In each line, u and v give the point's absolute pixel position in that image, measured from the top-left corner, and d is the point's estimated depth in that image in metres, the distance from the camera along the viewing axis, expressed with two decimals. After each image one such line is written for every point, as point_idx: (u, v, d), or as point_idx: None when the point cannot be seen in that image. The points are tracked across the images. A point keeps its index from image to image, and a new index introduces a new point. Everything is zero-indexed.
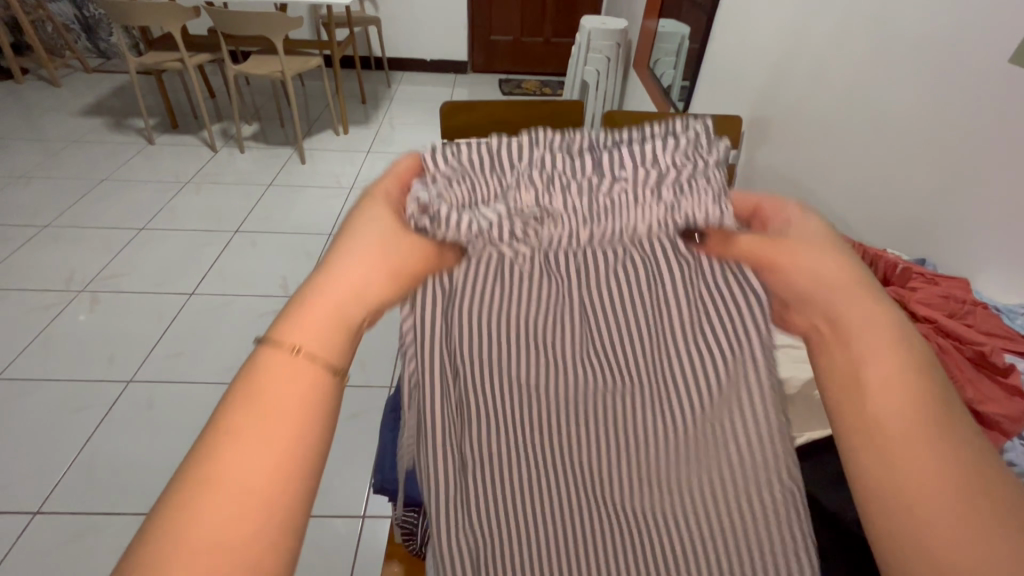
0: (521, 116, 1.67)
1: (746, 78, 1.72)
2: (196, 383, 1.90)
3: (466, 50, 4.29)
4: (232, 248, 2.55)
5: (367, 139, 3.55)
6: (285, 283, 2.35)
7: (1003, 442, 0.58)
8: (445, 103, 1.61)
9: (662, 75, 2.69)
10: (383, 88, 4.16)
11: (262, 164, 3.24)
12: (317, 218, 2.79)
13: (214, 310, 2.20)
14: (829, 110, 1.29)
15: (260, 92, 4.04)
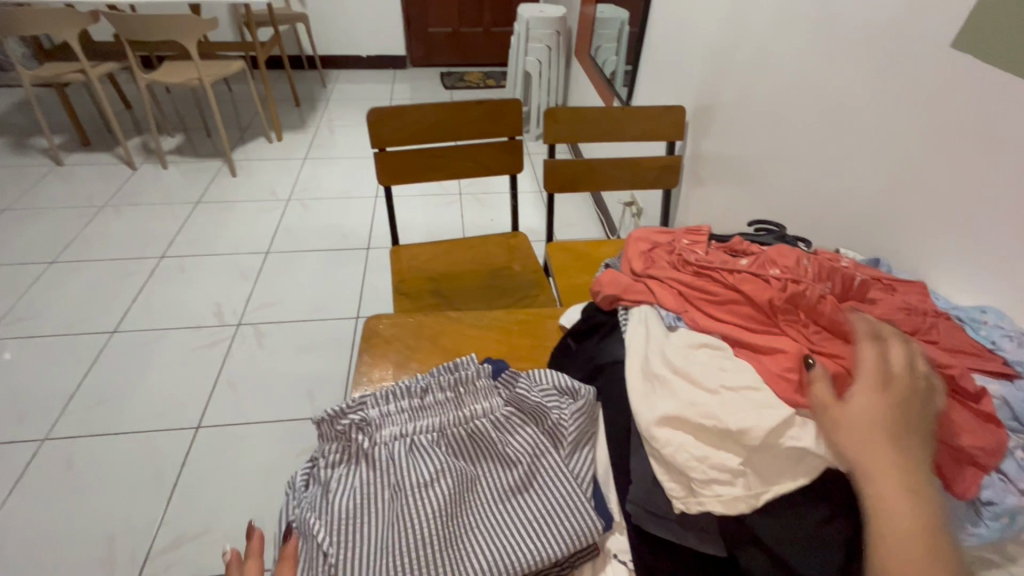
0: (456, 119, 1.56)
1: (689, 66, 1.64)
2: (122, 434, 1.72)
3: (403, 43, 4.10)
4: (158, 276, 2.34)
5: (303, 144, 3.34)
6: (220, 310, 2.17)
7: (981, 475, 0.52)
8: (372, 110, 1.48)
9: (603, 63, 2.61)
10: (318, 88, 3.94)
11: (188, 179, 3.00)
12: (253, 235, 2.59)
13: (141, 348, 2.00)
14: (774, 99, 1.22)
15: (182, 100, 3.74)
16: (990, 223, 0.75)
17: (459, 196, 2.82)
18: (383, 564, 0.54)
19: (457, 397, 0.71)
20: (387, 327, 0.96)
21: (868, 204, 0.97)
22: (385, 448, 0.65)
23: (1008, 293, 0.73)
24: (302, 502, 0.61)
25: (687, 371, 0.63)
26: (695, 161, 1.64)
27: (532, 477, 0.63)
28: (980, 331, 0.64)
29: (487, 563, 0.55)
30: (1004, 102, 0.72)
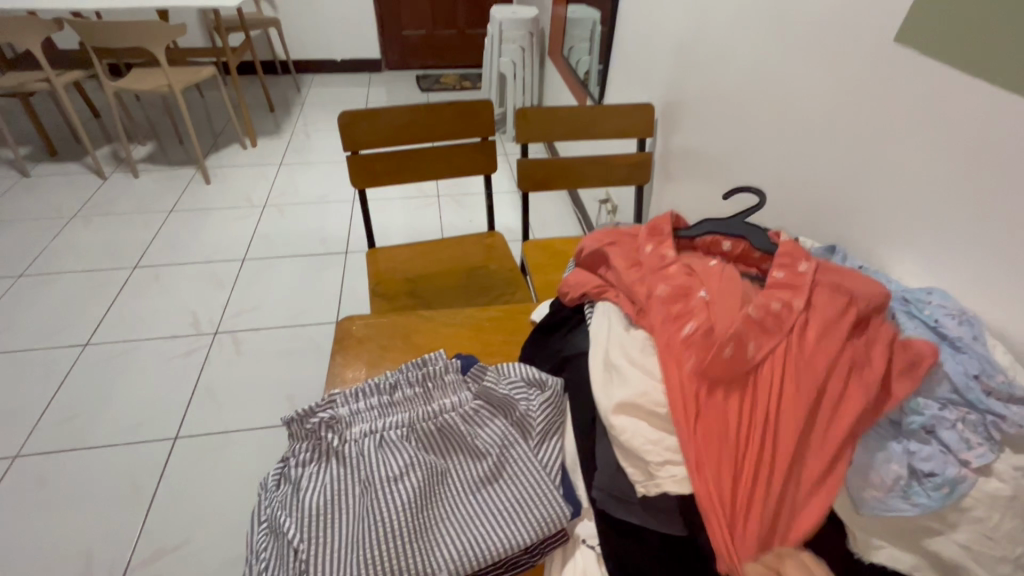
0: (429, 121, 1.57)
1: (657, 65, 1.67)
2: (98, 448, 1.69)
3: (378, 47, 4.09)
4: (132, 286, 2.30)
5: (279, 150, 3.31)
6: (197, 319, 2.14)
7: (921, 448, 0.54)
8: (343, 113, 1.49)
9: (576, 62, 2.63)
10: (292, 93, 3.91)
11: (161, 187, 2.95)
12: (228, 243, 2.56)
13: (116, 360, 1.97)
14: (736, 95, 1.25)
15: (153, 107, 3.68)
16: (934, 208, 0.78)
17: (438, 197, 2.82)
18: (351, 554, 0.55)
19: (427, 391, 0.72)
20: (360, 327, 0.97)
21: (825, 194, 1.00)
22: (355, 444, 0.65)
23: (953, 275, 0.77)
24: (273, 501, 0.62)
25: (643, 361, 0.65)
26: (665, 158, 1.68)
27: (499, 468, 0.64)
28: (924, 310, 0.66)
29: (456, 550, 0.57)
30: (944, 92, 0.75)
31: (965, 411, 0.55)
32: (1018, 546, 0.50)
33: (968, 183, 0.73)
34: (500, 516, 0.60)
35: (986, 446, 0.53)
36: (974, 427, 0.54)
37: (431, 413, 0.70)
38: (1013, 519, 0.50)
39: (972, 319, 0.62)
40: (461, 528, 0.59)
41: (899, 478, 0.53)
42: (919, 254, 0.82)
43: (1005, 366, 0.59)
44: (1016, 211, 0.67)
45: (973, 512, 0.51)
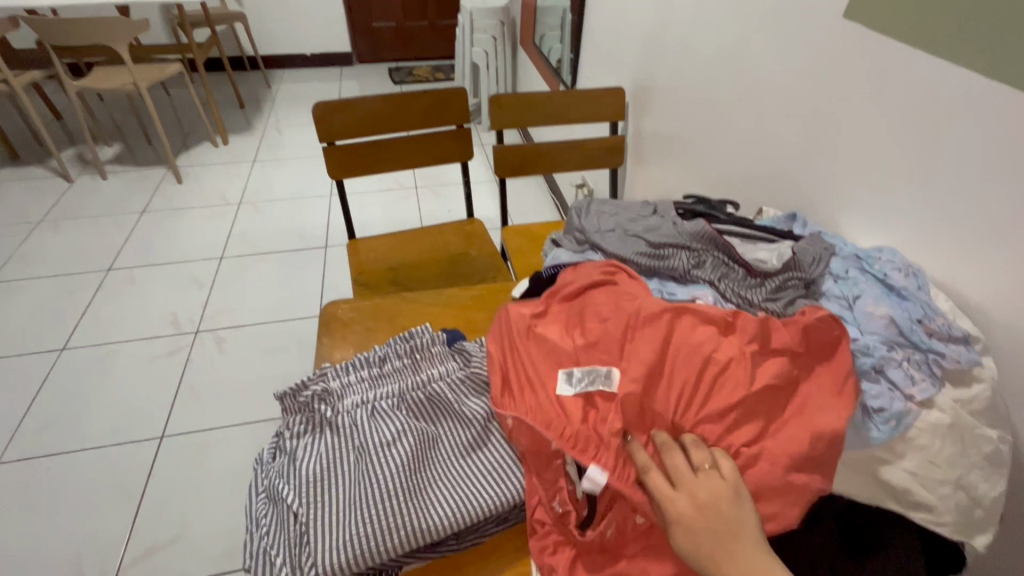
0: (403, 110, 1.58)
1: (627, 49, 1.71)
2: (82, 451, 1.67)
3: (349, 40, 4.05)
4: (107, 288, 2.26)
5: (252, 147, 3.27)
6: (176, 319, 2.12)
7: (870, 386, 0.59)
8: (318, 104, 1.49)
9: (548, 50, 2.66)
10: (263, 90, 3.85)
11: (131, 189, 2.89)
12: (205, 241, 2.53)
13: (95, 362, 1.95)
14: (702, 76, 1.30)
15: (118, 107, 3.59)
16: (885, 174, 0.83)
17: (415, 189, 2.83)
18: (349, 513, 0.58)
19: (415, 362, 0.75)
20: (346, 311, 0.99)
21: (785, 166, 1.05)
22: (347, 415, 0.68)
23: (902, 235, 0.82)
24: (270, 472, 0.64)
25: None
26: (638, 140, 1.72)
27: (487, 432, 0.67)
28: (874, 266, 0.71)
29: (450, 505, 0.60)
30: (891, 64, 0.80)
31: (910, 352, 0.61)
32: (956, 468, 0.56)
33: (914, 148, 0.78)
34: (489, 474, 0.63)
35: (928, 381, 0.58)
36: (918, 364, 0.60)
37: (420, 385, 0.72)
38: (952, 445, 0.56)
39: (917, 271, 0.68)
40: (453, 487, 0.62)
41: (857, 413, 0.57)
42: (871, 217, 0.87)
43: (946, 313, 0.64)
44: (955, 171, 0.73)
45: (917, 441, 0.56)
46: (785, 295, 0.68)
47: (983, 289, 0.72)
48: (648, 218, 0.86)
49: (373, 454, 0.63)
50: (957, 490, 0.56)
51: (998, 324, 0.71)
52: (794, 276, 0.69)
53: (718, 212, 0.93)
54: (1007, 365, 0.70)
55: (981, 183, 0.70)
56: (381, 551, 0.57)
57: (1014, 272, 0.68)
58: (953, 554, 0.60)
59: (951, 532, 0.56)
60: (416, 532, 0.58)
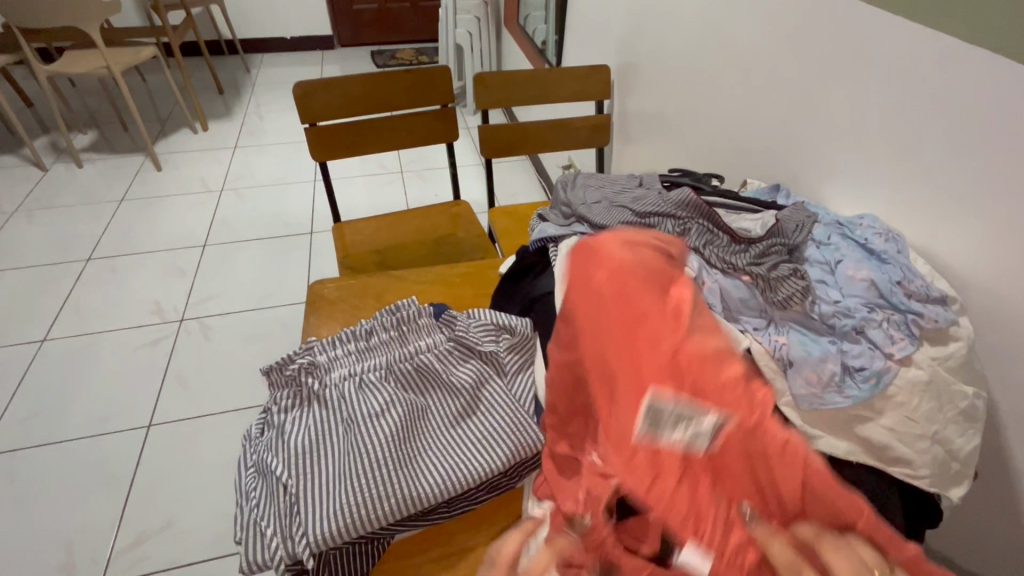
0: (387, 90, 1.55)
1: (611, 26, 1.70)
2: (67, 441, 1.65)
3: (329, 23, 3.96)
4: (87, 279, 2.21)
5: (232, 133, 3.20)
6: (160, 308, 2.08)
7: (853, 347, 0.60)
8: (298, 84, 1.46)
9: (533, 31, 2.63)
10: (242, 75, 3.76)
11: (108, 177, 2.82)
12: (186, 229, 2.48)
13: (77, 353, 1.91)
14: (686, 51, 1.29)
15: (91, 94, 3.49)
16: (866, 143, 0.84)
17: (401, 174, 2.80)
18: (341, 483, 0.59)
19: (402, 335, 0.75)
20: (332, 290, 0.98)
21: (769, 140, 1.06)
22: (335, 388, 0.68)
23: (883, 203, 0.83)
24: (258, 447, 0.64)
25: None
26: (624, 119, 1.71)
27: (476, 402, 0.68)
28: (856, 231, 0.72)
29: (441, 472, 0.61)
30: (872, 32, 0.81)
31: (890, 312, 0.62)
32: (933, 423, 0.57)
33: (894, 115, 0.79)
34: (479, 442, 0.64)
35: (907, 340, 0.60)
36: (898, 324, 0.61)
37: (408, 357, 0.72)
38: (929, 401, 0.58)
39: (897, 236, 0.69)
40: (444, 456, 0.63)
41: (838, 373, 0.59)
42: (853, 187, 0.88)
43: (924, 275, 0.66)
44: (934, 137, 0.74)
45: (896, 398, 0.58)
46: (769, 260, 0.69)
47: (960, 254, 0.74)
48: (635, 190, 0.85)
49: (363, 426, 0.63)
50: (934, 444, 0.57)
51: (975, 288, 0.73)
52: (778, 242, 0.71)
53: (703, 185, 0.94)
54: (982, 326, 0.72)
55: (959, 148, 0.71)
56: (373, 518, 0.57)
57: (990, 235, 0.70)
58: (928, 506, 0.62)
59: (928, 485, 0.58)
60: (408, 499, 0.59)
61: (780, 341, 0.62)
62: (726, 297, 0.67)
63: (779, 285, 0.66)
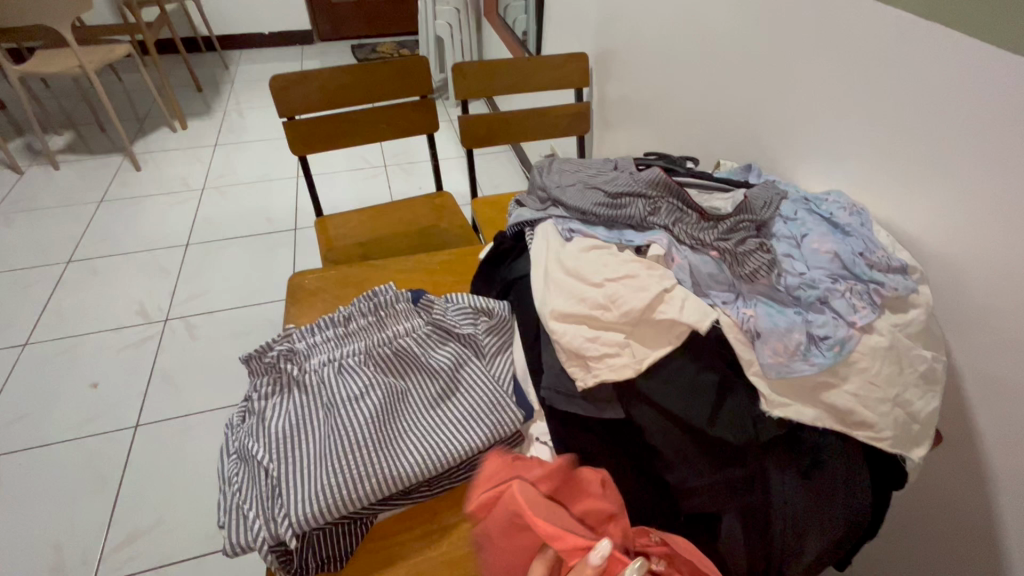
0: (364, 82, 1.55)
1: (588, 14, 1.70)
2: (52, 445, 1.64)
3: (308, 17, 3.92)
4: (68, 281, 2.19)
5: (212, 131, 3.17)
6: (143, 308, 2.07)
7: (817, 316, 0.62)
8: (274, 78, 1.45)
9: (512, 20, 2.62)
10: (221, 71, 3.72)
11: (86, 178, 2.77)
12: (168, 229, 2.46)
13: (60, 356, 1.89)
14: (661, 36, 1.30)
15: (66, 94, 3.42)
16: (832, 122, 0.86)
17: (384, 168, 2.78)
18: (323, 464, 0.60)
19: (380, 320, 0.76)
20: (312, 281, 0.98)
21: (741, 122, 1.07)
22: (314, 373, 0.69)
23: (849, 179, 0.86)
24: (239, 433, 0.65)
25: (577, 269, 0.69)
26: (603, 107, 1.72)
27: (454, 384, 0.69)
28: (822, 206, 0.75)
29: (421, 452, 0.62)
30: (835, 10, 0.82)
31: (852, 282, 0.64)
32: (894, 386, 0.60)
33: (858, 92, 0.81)
34: (458, 422, 0.65)
35: (868, 308, 0.62)
36: (860, 294, 0.63)
37: (387, 342, 0.73)
38: (889, 365, 0.60)
39: (861, 210, 0.71)
40: (423, 436, 0.64)
41: (803, 342, 0.61)
42: (821, 164, 0.90)
43: (886, 246, 0.68)
44: (896, 113, 0.76)
45: (858, 364, 0.60)
46: (737, 236, 0.70)
47: (922, 226, 0.76)
48: (609, 173, 0.86)
49: (342, 410, 0.64)
50: (895, 407, 0.60)
51: (936, 258, 0.75)
52: (746, 219, 0.72)
53: (676, 166, 0.95)
54: (943, 295, 0.75)
55: (918, 123, 0.73)
56: (355, 498, 0.58)
57: (947, 207, 0.72)
58: (894, 468, 0.64)
59: (890, 446, 0.60)
60: (388, 477, 0.60)
61: (747, 313, 0.64)
62: (695, 273, 0.68)
63: (746, 259, 0.68)
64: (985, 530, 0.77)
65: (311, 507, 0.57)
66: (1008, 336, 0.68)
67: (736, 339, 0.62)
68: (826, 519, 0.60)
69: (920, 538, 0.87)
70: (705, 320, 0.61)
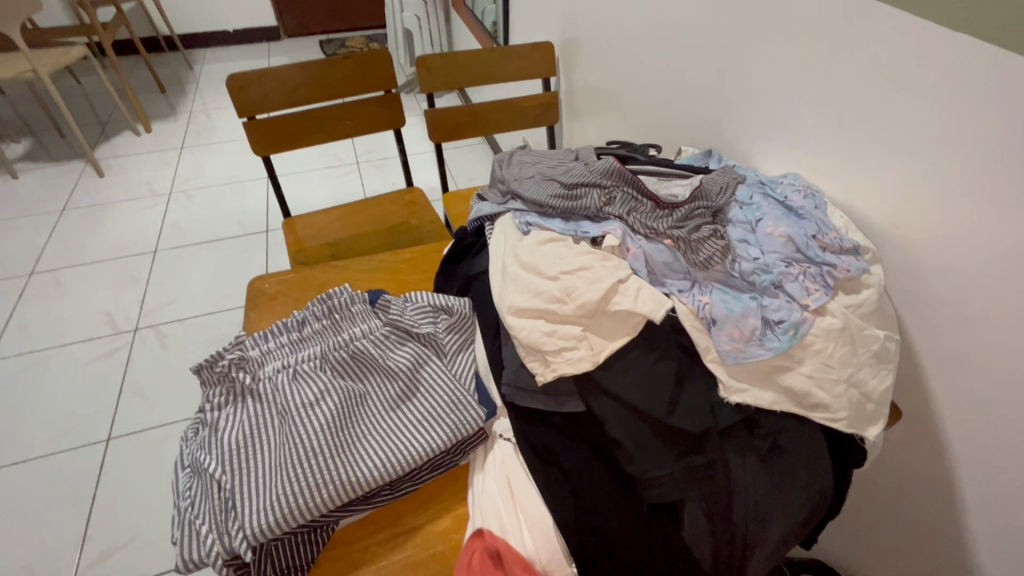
0: (325, 78, 1.51)
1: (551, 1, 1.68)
2: (20, 463, 1.59)
3: (273, 13, 3.83)
4: (31, 294, 2.12)
5: (178, 133, 3.08)
6: (112, 318, 2.01)
7: (772, 300, 0.62)
8: (230, 76, 1.41)
9: (480, 10, 2.59)
10: (185, 71, 3.62)
11: (47, 186, 2.69)
12: (135, 236, 2.39)
13: (25, 372, 1.84)
14: (622, 22, 1.29)
15: (22, 100, 3.30)
16: (788, 104, 0.86)
17: (357, 165, 2.74)
18: (278, 474, 0.58)
19: (334, 323, 0.75)
20: (273, 285, 0.96)
21: (702, 107, 1.07)
22: (268, 381, 0.67)
23: (806, 162, 0.86)
24: (192, 446, 0.63)
25: (533, 264, 0.68)
26: (571, 96, 1.71)
27: (413, 385, 0.68)
28: (778, 189, 0.75)
29: (380, 457, 0.61)
30: None
31: (806, 264, 0.64)
32: (848, 366, 0.60)
33: (809, 75, 0.81)
34: (417, 423, 0.64)
35: (821, 290, 0.62)
36: (814, 277, 0.63)
37: (343, 346, 0.71)
38: (843, 346, 0.60)
39: (815, 192, 0.72)
40: (382, 439, 0.63)
41: (759, 326, 0.61)
42: (780, 148, 0.90)
43: (840, 227, 0.69)
44: (845, 95, 0.76)
45: (812, 347, 0.60)
46: (691, 223, 0.70)
47: (878, 207, 0.76)
48: (568, 163, 0.85)
49: (297, 418, 0.62)
50: (849, 387, 0.60)
51: (890, 237, 0.76)
52: (702, 205, 0.72)
53: (636, 154, 0.94)
54: (898, 274, 0.76)
55: (868, 104, 0.73)
56: (312, 506, 0.57)
57: (894, 188, 0.73)
58: (853, 448, 0.65)
59: (847, 426, 0.60)
60: (345, 482, 0.58)
61: (703, 301, 0.63)
62: (650, 262, 0.68)
63: (700, 246, 0.68)
64: (946, 503, 0.78)
65: (265, 517, 0.55)
66: (962, 311, 0.69)
67: (692, 326, 0.62)
68: (786, 502, 0.61)
69: (886, 512, 0.89)
70: (659, 310, 0.61)
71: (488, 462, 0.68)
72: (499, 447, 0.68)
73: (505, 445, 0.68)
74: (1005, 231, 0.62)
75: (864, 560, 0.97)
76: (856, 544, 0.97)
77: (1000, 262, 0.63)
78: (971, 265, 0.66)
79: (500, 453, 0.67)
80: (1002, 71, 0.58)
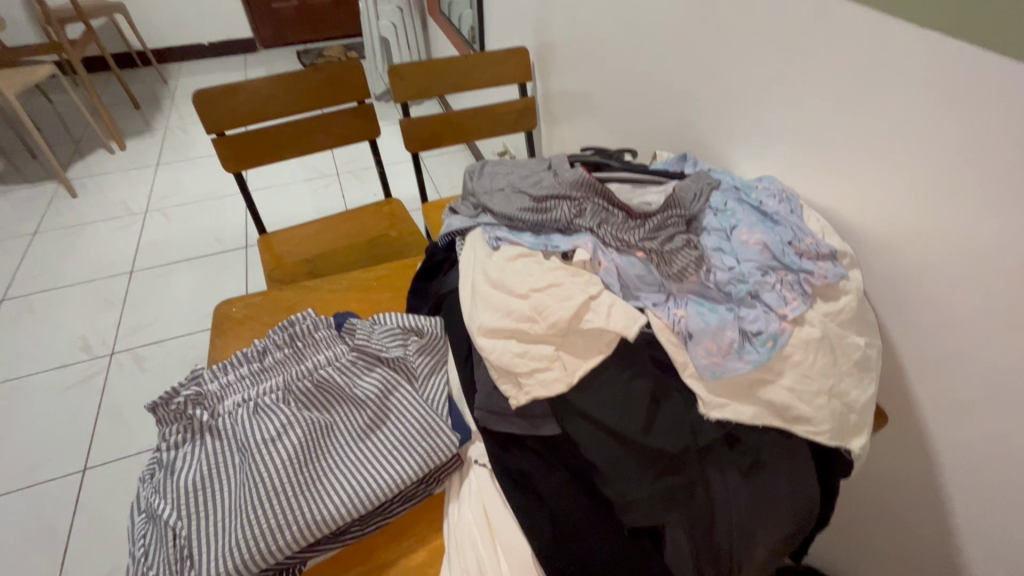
0: (295, 90, 1.48)
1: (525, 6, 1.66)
2: None
3: (249, 26, 3.78)
4: (3, 322, 2.06)
5: (154, 149, 3.03)
6: (87, 343, 1.96)
7: (750, 310, 0.60)
8: (197, 92, 1.37)
9: (456, 16, 2.57)
10: (160, 86, 3.56)
11: (19, 209, 2.62)
12: (110, 257, 2.34)
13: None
14: (595, 25, 1.28)
15: None
16: (762, 105, 0.85)
17: (337, 176, 2.70)
18: (239, 517, 0.55)
19: (299, 350, 0.72)
20: (241, 309, 0.93)
21: (677, 109, 1.05)
22: (227, 415, 0.64)
23: (782, 163, 0.84)
24: (148, 490, 0.60)
25: (502, 281, 0.65)
26: (547, 101, 1.69)
27: (382, 412, 0.65)
28: (753, 194, 0.73)
29: (346, 492, 0.58)
30: None
31: (783, 272, 0.62)
32: (829, 377, 0.58)
33: (782, 75, 0.79)
34: (386, 453, 0.61)
35: (799, 299, 0.60)
36: (791, 285, 0.61)
37: (308, 375, 0.68)
38: (823, 356, 0.58)
39: (790, 196, 0.70)
40: (350, 472, 0.59)
41: (738, 338, 0.59)
42: (757, 150, 0.88)
43: (816, 232, 0.67)
44: (819, 94, 0.75)
45: (792, 358, 0.58)
46: (664, 233, 0.68)
47: (856, 208, 0.75)
48: (540, 173, 0.83)
49: (256, 455, 0.59)
50: (831, 399, 0.58)
51: (868, 239, 0.74)
52: (675, 214, 0.70)
53: (611, 160, 0.92)
54: (878, 276, 0.74)
55: (841, 103, 0.72)
56: (274, 550, 0.53)
57: (871, 187, 0.72)
58: (839, 460, 0.63)
59: (830, 440, 0.58)
60: (308, 518, 0.55)
61: (678, 314, 0.61)
62: (624, 276, 0.66)
63: (674, 257, 0.66)
64: (936, 508, 0.76)
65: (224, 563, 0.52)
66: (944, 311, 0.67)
67: (669, 341, 0.60)
68: (769, 520, 0.58)
69: (875, 516, 0.87)
70: (633, 327, 0.59)
71: (463, 490, 0.66)
72: (475, 474, 0.65)
73: (480, 471, 0.65)
74: (984, 231, 0.60)
75: (856, 564, 0.95)
76: (847, 549, 0.95)
77: (980, 262, 0.62)
78: (949, 265, 0.65)
79: (475, 480, 0.65)
80: (979, 69, 0.57)
